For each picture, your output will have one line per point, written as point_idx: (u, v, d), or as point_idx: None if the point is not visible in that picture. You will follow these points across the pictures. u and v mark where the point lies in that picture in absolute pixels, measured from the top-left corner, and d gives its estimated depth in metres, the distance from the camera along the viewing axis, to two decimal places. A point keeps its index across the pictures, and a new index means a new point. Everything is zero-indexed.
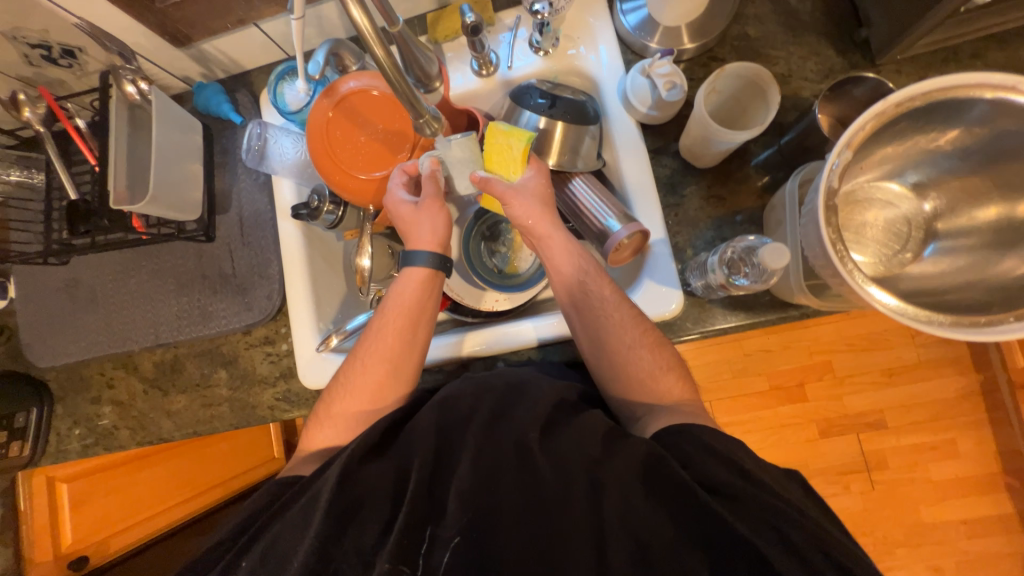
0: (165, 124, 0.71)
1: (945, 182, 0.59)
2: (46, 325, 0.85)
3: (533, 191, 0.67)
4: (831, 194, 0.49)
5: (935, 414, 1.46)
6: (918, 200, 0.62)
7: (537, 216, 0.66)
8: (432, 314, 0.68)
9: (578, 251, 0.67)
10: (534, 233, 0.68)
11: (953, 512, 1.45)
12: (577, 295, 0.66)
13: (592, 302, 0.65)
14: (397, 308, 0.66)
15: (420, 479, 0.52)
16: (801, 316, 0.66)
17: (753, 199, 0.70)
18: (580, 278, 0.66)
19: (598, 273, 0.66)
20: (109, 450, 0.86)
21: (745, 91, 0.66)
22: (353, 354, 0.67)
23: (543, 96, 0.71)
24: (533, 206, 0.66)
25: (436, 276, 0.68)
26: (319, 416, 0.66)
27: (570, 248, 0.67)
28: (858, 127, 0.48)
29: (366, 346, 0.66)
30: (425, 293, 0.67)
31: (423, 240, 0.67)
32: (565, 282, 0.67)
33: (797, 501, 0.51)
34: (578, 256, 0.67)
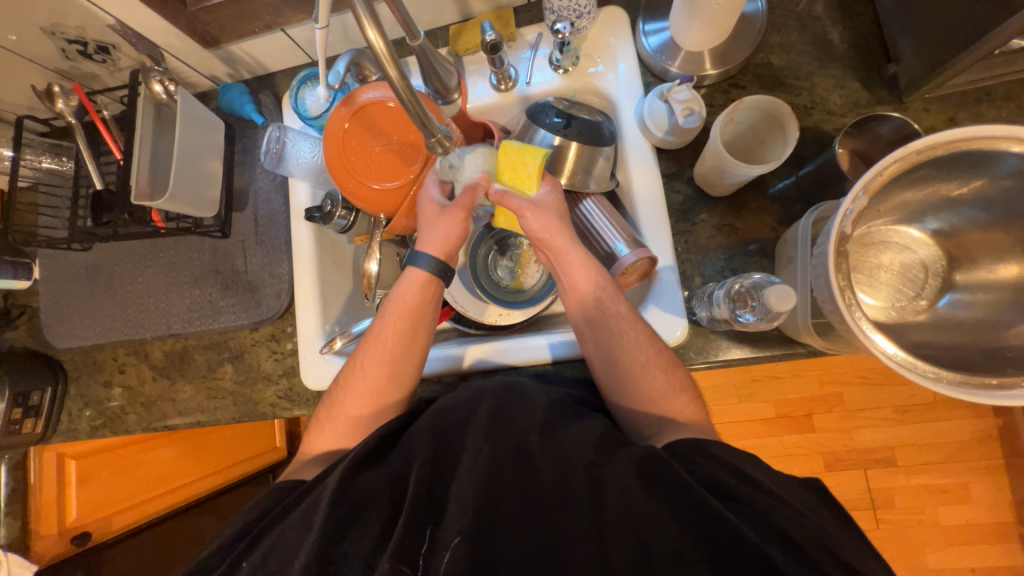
0: (188, 124, 0.73)
1: (966, 231, 0.57)
2: (66, 308, 0.88)
3: (549, 205, 0.67)
4: (844, 240, 0.48)
5: (948, 456, 1.41)
6: (936, 247, 0.60)
7: (555, 230, 0.66)
8: (432, 315, 0.69)
9: (595, 268, 0.66)
10: (551, 247, 0.67)
11: (961, 558, 1.40)
12: (591, 312, 0.64)
13: (606, 320, 0.63)
14: (396, 311, 0.67)
15: (418, 480, 0.52)
16: (808, 354, 0.65)
17: (766, 230, 0.69)
18: (597, 295, 0.65)
19: (614, 291, 0.65)
20: (117, 433, 0.89)
21: (764, 123, 0.65)
22: (354, 356, 0.68)
23: (559, 115, 0.71)
24: (552, 219, 0.66)
25: (435, 280, 0.69)
26: (320, 419, 0.68)
27: (586, 264, 0.66)
28: (874, 173, 0.47)
29: (366, 349, 0.67)
30: (424, 296, 0.68)
31: (428, 243, 0.67)
32: (579, 298, 0.66)
33: (809, 507, 0.49)
34: (595, 272, 0.65)
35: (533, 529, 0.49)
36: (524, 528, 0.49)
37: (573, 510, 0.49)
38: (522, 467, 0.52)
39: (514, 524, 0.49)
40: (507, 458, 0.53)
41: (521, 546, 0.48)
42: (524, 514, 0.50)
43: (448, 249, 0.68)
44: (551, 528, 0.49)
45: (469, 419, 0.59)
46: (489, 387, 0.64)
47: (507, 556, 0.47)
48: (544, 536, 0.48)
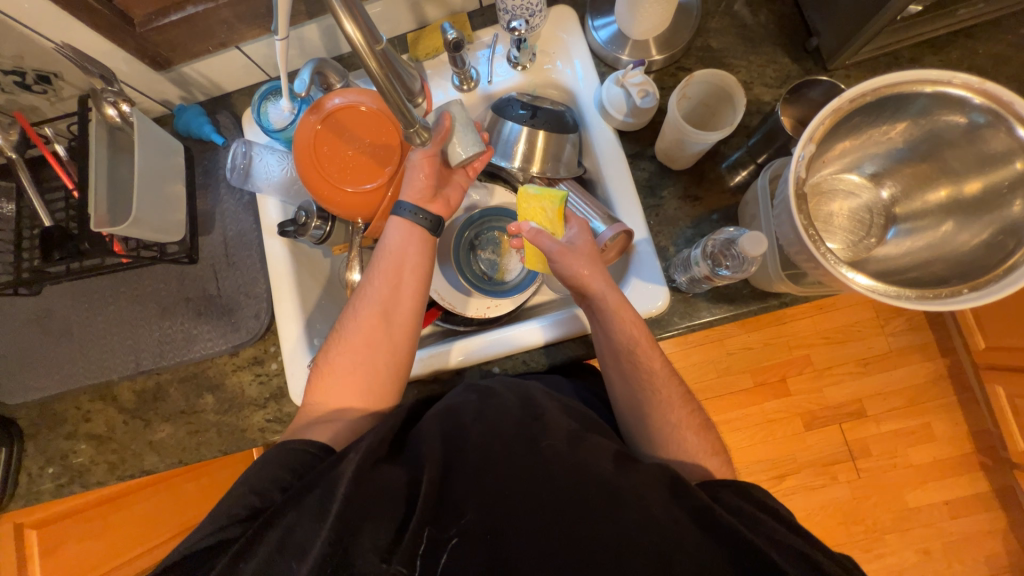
0: (146, 145, 0.70)
1: (898, 170, 0.64)
2: (17, 361, 0.81)
3: (580, 247, 0.66)
4: (800, 184, 0.52)
5: (909, 399, 1.52)
6: (876, 188, 0.67)
7: (588, 275, 0.64)
8: (423, 260, 0.69)
9: (633, 319, 0.65)
10: (584, 291, 0.66)
11: (935, 494, 1.50)
12: (625, 361, 0.65)
13: (640, 373, 0.65)
14: (387, 258, 0.68)
15: (432, 479, 0.52)
16: (781, 305, 0.70)
17: (727, 198, 0.74)
18: (632, 347, 0.65)
19: (649, 345, 0.65)
20: (85, 488, 0.82)
21: (712, 96, 0.71)
22: (349, 309, 0.68)
23: (524, 107, 0.75)
24: (584, 264, 0.65)
25: (420, 227, 0.69)
26: (316, 370, 0.66)
27: (623, 313, 0.65)
28: (818, 122, 0.52)
29: (360, 298, 0.68)
30: (412, 240, 0.69)
31: (406, 193, 0.69)
32: (614, 348, 0.65)
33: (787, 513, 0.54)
34: (633, 325, 0.65)
35: (548, 492, 0.51)
36: (534, 501, 0.51)
37: (587, 514, 0.49)
38: (534, 464, 0.53)
39: (521, 521, 0.50)
40: (521, 458, 0.54)
41: (534, 546, 0.48)
42: (531, 510, 0.50)
43: (424, 195, 0.69)
44: (574, 502, 0.50)
45: (479, 416, 0.59)
46: (501, 389, 0.64)
47: (527, 542, 0.48)
48: (543, 539, 0.49)
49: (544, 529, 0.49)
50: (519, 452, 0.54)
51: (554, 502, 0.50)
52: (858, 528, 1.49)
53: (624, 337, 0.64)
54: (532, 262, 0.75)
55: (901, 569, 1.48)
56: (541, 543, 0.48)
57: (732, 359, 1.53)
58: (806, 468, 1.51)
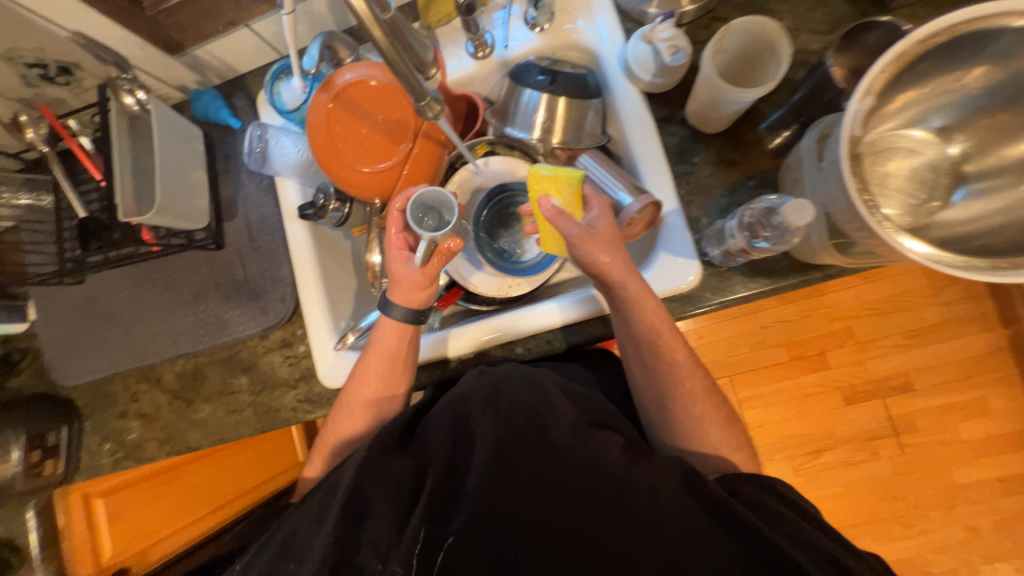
0: (165, 132, 0.70)
1: (971, 123, 0.57)
2: (68, 345, 0.86)
3: (600, 233, 0.63)
4: (856, 142, 0.47)
5: (963, 372, 1.43)
6: (943, 144, 0.60)
7: (608, 262, 0.61)
8: (412, 354, 0.69)
9: (656, 308, 0.62)
10: (604, 279, 0.63)
11: (986, 471, 1.42)
12: (647, 351, 0.63)
13: (662, 364, 0.63)
14: (377, 357, 0.67)
15: (438, 472, 0.53)
16: (825, 278, 0.65)
17: (766, 161, 0.68)
18: (653, 338, 0.62)
19: (672, 335, 0.63)
20: (139, 463, 0.87)
21: (751, 48, 0.64)
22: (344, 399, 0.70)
23: (543, 73, 0.70)
24: (604, 251, 0.62)
25: (409, 328, 0.68)
26: (321, 447, 0.71)
27: (645, 302, 0.62)
28: (880, 69, 0.46)
29: (354, 391, 0.69)
30: (401, 339, 0.68)
31: (399, 292, 0.67)
32: (634, 338, 0.63)
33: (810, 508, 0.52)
34: (655, 315, 0.62)
35: (566, 482, 0.50)
36: (554, 488, 0.50)
37: (598, 511, 0.48)
38: (543, 456, 0.52)
39: (529, 514, 0.49)
40: (531, 454, 0.52)
41: (544, 543, 0.48)
42: (541, 504, 0.49)
43: (416, 296, 0.67)
44: (594, 491, 0.49)
45: (489, 405, 0.58)
46: (511, 375, 0.62)
47: (539, 539, 0.48)
48: (549, 534, 0.48)
49: (548, 528, 0.48)
50: (534, 441, 0.53)
51: (570, 490, 0.50)
52: (899, 504, 1.43)
53: (647, 327, 0.62)
54: (548, 244, 0.70)
55: (946, 546, 1.41)
56: (549, 539, 0.48)
57: (767, 332, 1.47)
58: (844, 443, 1.45)
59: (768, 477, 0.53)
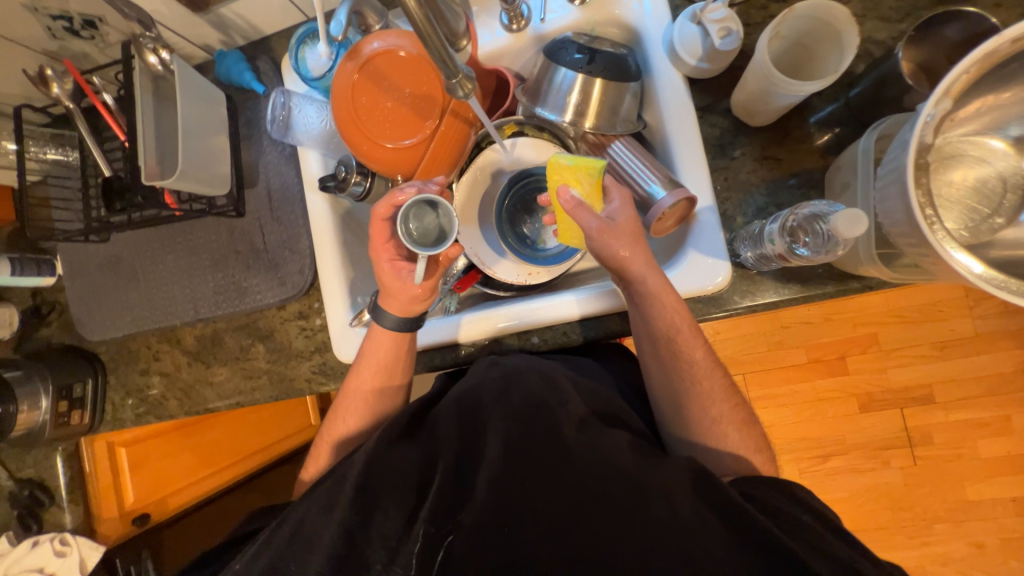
0: (188, 94, 0.69)
1: None
2: (93, 302, 0.88)
3: (621, 225, 0.60)
4: (924, 149, 0.43)
5: (990, 388, 1.38)
6: (1021, 158, 0.53)
7: (627, 256, 0.59)
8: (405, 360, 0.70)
9: (676, 305, 0.60)
10: (622, 273, 0.61)
11: (1001, 489, 1.38)
12: (665, 349, 0.62)
13: (679, 361, 0.62)
14: (371, 363, 0.69)
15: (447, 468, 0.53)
16: (863, 289, 0.61)
17: (813, 159, 0.64)
18: (671, 335, 0.60)
19: (691, 331, 0.61)
20: (160, 419, 0.90)
21: (812, 34, 0.58)
22: (342, 401, 0.71)
23: (581, 51, 0.66)
24: (623, 244, 0.59)
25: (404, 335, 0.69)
26: (315, 453, 0.72)
27: (665, 298, 0.60)
28: (960, 71, 0.41)
29: (348, 396, 0.70)
30: (395, 347, 0.69)
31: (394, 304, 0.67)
32: (651, 334, 0.61)
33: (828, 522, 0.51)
34: (674, 311, 0.60)
35: (574, 481, 0.50)
36: (564, 483, 0.50)
37: (609, 511, 0.48)
38: (553, 452, 0.52)
39: (537, 509, 0.49)
40: (541, 450, 0.52)
41: (554, 541, 0.48)
42: (550, 500, 0.49)
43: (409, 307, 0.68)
44: (604, 491, 0.49)
45: (499, 397, 0.58)
46: (522, 367, 0.62)
47: (547, 535, 0.48)
48: (558, 533, 0.48)
49: (558, 526, 0.48)
50: (545, 440, 0.52)
51: (579, 488, 0.50)
52: (905, 514, 1.41)
53: (666, 324, 0.60)
54: (566, 236, 0.69)
55: (948, 559, 1.40)
56: (558, 536, 0.48)
57: (787, 334, 1.43)
58: (855, 450, 1.42)
59: (785, 488, 0.52)
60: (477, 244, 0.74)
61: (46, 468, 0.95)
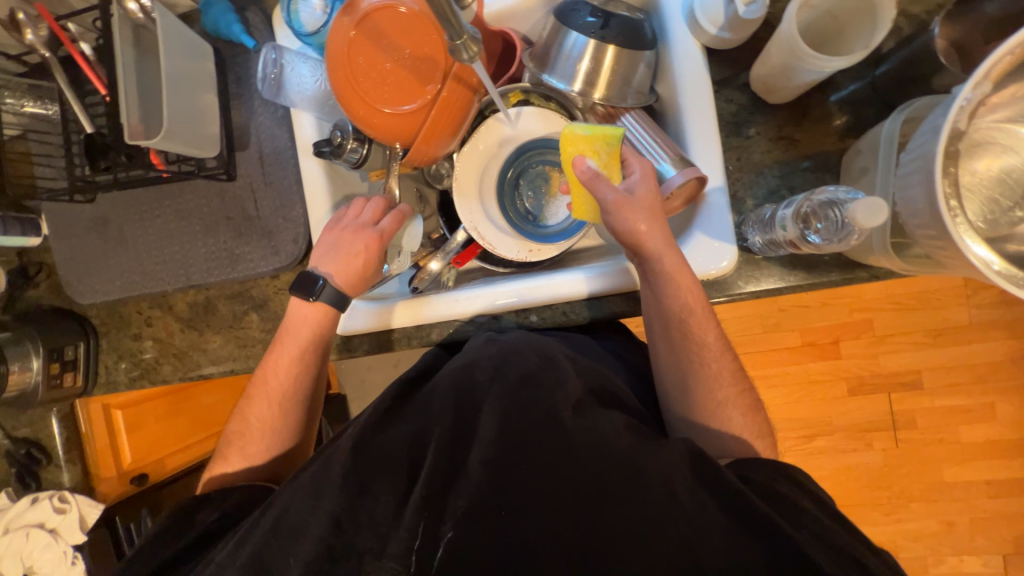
0: (173, 47, 0.64)
1: None
2: (80, 264, 0.86)
3: (639, 198, 0.59)
4: (958, 136, 0.41)
5: (978, 376, 1.40)
6: None
7: (647, 231, 0.57)
8: (325, 333, 0.70)
9: (691, 285, 0.59)
10: (639, 251, 0.59)
11: (977, 472, 1.43)
12: (675, 330, 0.60)
13: (687, 343, 0.61)
14: (291, 335, 0.69)
15: (440, 448, 0.53)
16: (870, 278, 0.60)
17: (831, 141, 0.61)
18: (684, 316, 0.59)
19: (703, 313, 0.60)
20: (154, 384, 0.90)
21: (847, 4, 0.54)
22: (254, 389, 0.70)
23: (594, 14, 0.62)
24: (642, 219, 0.58)
25: (330, 309, 0.69)
26: (231, 437, 0.70)
27: (680, 278, 0.58)
28: (1003, 53, 0.39)
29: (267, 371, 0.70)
30: (316, 320, 0.69)
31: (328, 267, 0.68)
32: (664, 315, 0.60)
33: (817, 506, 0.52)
34: (689, 291, 0.58)
35: (569, 466, 0.50)
36: (561, 464, 0.50)
37: (604, 494, 0.49)
38: (549, 435, 0.52)
39: (531, 493, 0.49)
40: (538, 432, 0.52)
41: (550, 527, 0.48)
42: (546, 482, 0.50)
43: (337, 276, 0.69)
44: (601, 474, 0.49)
45: (494, 375, 0.58)
46: (521, 345, 0.63)
47: (540, 519, 0.48)
48: (557, 523, 0.48)
49: (554, 512, 0.48)
50: (541, 423, 0.53)
51: (574, 472, 0.50)
52: (882, 493, 1.46)
53: (679, 303, 0.58)
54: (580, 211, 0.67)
55: (917, 535, 1.46)
56: (553, 520, 0.48)
57: (782, 317, 1.44)
58: (840, 432, 1.46)
59: (777, 473, 0.53)
60: (477, 218, 0.71)
61: (43, 431, 0.95)
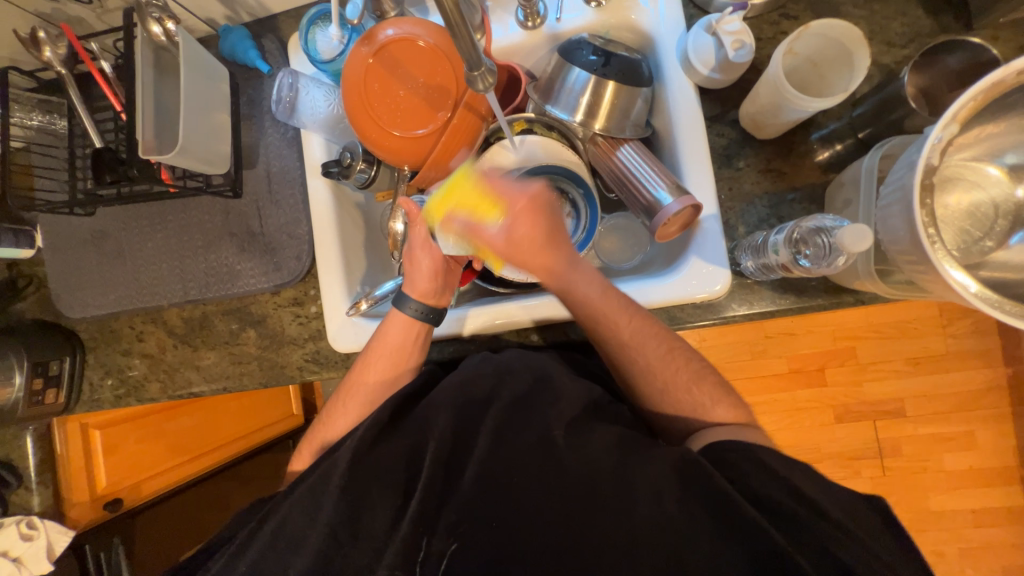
0: (192, 69, 0.67)
1: None
2: (73, 277, 0.85)
3: (517, 238, 0.62)
4: (930, 172, 0.45)
5: (958, 405, 1.43)
6: (1013, 186, 0.55)
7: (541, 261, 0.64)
8: (418, 354, 0.69)
9: (599, 285, 0.63)
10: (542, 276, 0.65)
11: (963, 501, 1.44)
12: (601, 336, 0.64)
13: (628, 354, 0.63)
14: (382, 352, 0.67)
15: (437, 464, 0.54)
16: (856, 303, 0.64)
17: (815, 175, 0.66)
18: (603, 317, 0.63)
19: (624, 305, 0.63)
20: (140, 402, 0.87)
21: (827, 52, 0.60)
22: (340, 398, 0.70)
23: (596, 53, 0.67)
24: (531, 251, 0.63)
25: (422, 326, 0.68)
26: (310, 440, 0.71)
27: (583, 287, 0.63)
28: (967, 98, 0.43)
29: (353, 383, 0.69)
30: (410, 339, 0.68)
31: (415, 287, 0.68)
32: (584, 322, 0.64)
33: None
34: (598, 291, 0.62)
35: (565, 481, 0.51)
36: (555, 484, 0.51)
37: (602, 506, 0.50)
38: (544, 452, 0.53)
39: (523, 507, 0.51)
40: (531, 454, 0.53)
41: (543, 545, 0.49)
42: (539, 500, 0.51)
43: (430, 292, 0.68)
44: (595, 489, 0.51)
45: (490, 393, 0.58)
46: (515, 365, 0.62)
47: (536, 531, 0.50)
48: (555, 530, 0.50)
49: (557, 520, 0.50)
50: (536, 440, 0.54)
51: (572, 488, 0.51)
52: None
53: (589, 309, 0.63)
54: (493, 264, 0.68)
55: None
56: (546, 535, 0.50)
57: (770, 343, 1.47)
58: (829, 459, 1.47)
59: None
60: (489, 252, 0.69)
61: (16, 452, 0.89)
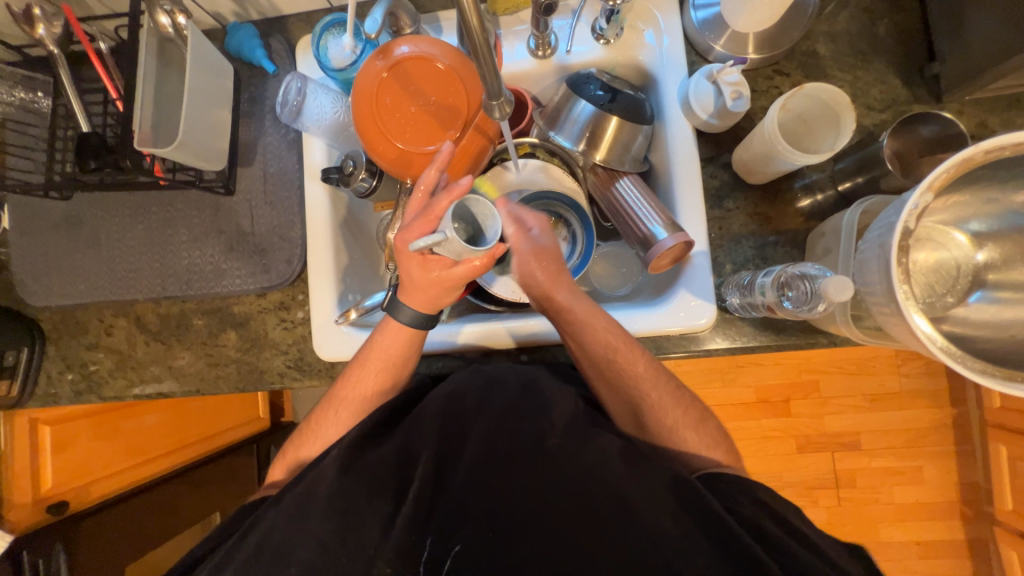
0: (198, 63, 0.66)
1: (1004, 235, 0.58)
2: (42, 263, 0.80)
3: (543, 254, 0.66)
4: (906, 234, 0.49)
5: (909, 440, 1.52)
6: (973, 249, 0.61)
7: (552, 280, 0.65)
8: (409, 365, 0.66)
9: (606, 325, 0.63)
10: (553, 304, 0.65)
11: (909, 532, 1.52)
12: (606, 371, 0.64)
13: (620, 380, 0.64)
14: (373, 363, 0.65)
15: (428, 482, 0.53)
16: (829, 344, 0.67)
17: (798, 222, 0.70)
18: (608, 355, 0.63)
19: (628, 348, 0.63)
20: (101, 399, 0.83)
21: (816, 111, 0.65)
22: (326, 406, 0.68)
23: (603, 88, 0.70)
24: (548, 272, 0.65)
25: (419, 334, 0.64)
26: (294, 447, 0.69)
27: (593, 321, 0.63)
28: (941, 169, 0.47)
29: (341, 393, 0.66)
30: (402, 351, 0.65)
31: (417, 299, 0.61)
32: (590, 358, 0.64)
33: None
34: (606, 331, 0.63)
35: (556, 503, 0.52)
36: (541, 497, 0.54)
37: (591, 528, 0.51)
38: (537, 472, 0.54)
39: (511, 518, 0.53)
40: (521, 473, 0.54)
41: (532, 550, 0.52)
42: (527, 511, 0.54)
43: (430, 304, 0.62)
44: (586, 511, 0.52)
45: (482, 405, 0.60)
46: (504, 373, 0.62)
47: None
48: None
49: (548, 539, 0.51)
50: (527, 460, 0.55)
51: None
52: None
53: (598, 346, 0.63)
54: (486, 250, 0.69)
55: None
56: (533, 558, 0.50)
57: (740, 372, 1.53)
58: (790, 488, 1.53)
59: None
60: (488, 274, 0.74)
61: None
